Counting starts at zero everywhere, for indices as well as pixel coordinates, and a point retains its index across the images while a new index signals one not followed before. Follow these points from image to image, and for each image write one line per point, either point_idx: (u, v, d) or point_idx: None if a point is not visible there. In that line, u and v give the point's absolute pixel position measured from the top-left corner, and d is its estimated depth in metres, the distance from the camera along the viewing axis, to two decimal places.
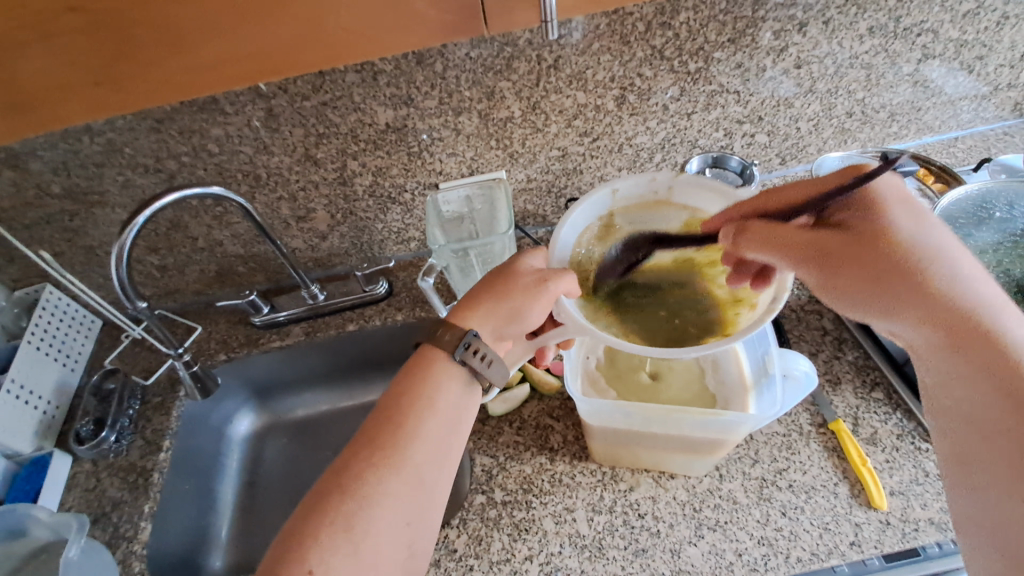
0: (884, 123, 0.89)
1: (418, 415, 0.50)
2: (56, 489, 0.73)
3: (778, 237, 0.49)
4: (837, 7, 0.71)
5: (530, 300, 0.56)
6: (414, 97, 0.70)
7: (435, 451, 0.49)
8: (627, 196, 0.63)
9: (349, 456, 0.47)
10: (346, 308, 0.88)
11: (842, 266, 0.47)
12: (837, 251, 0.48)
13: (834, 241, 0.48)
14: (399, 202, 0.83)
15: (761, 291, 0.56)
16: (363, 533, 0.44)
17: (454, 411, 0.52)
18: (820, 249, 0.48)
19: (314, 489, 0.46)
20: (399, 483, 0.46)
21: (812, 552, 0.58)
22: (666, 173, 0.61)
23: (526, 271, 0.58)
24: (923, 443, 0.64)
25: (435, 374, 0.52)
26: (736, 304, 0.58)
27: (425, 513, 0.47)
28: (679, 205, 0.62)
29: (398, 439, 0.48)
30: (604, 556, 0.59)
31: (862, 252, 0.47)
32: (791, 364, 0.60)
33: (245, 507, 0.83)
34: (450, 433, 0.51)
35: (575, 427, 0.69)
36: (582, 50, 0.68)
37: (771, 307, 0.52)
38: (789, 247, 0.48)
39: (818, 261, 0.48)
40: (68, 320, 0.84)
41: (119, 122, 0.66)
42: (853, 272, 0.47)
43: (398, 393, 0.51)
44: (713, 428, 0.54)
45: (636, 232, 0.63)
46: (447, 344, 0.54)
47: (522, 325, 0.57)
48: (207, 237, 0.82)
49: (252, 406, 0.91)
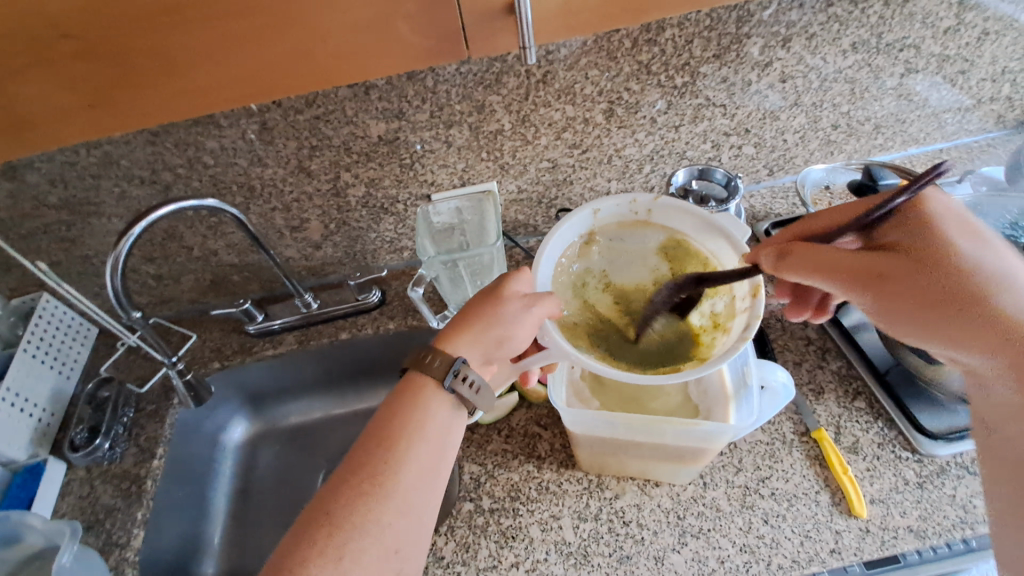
0: (869, 135, 0.92)
1: (408, 441, 0.51)
2: (50, 496, 0.73)
3: (818, 258, 0.52)
4: (820, 23, 0.73)
5: (514, 327, 0.57)
6: (406, 111, 0.71)
7: (424, 477, 0.50)
8: (608, 216, 0.64)
9: (339, 484, 0.48)
10: (338, 316, 0.89)
11: (896, 286, 0.50)
12: (886, 269, 0.50)
13: (880, 258, 0.51)
14: (392, 213, 0.85)
15: (735, 317, 0.58)
16: (352, 562, 0.45)
17: (441, 436, 0.53)
18: (865, 270, 0.51)
19: (302, 519, 0.47)
20: (388, 509, 0.47)
21: (793, 559, 0.58)
22: (646, 195, 0.63)
23: (509, 296, 0.59)
24: (903, 452, 0.65)
25: (424, 401, 0.53)
26: (713, 327, 0.60)
27: (415, 538, 0.49)
28: (658, 226, 0.65)
29: (388, 464, 0.49)
30: (589, 563, 0.60)
31: (888, 270, 0.50)
32: (768, 374, 0.57)
33: (238, 513, 0.84)
34: (439, 458, 0.52)
35: (563, 436, 0.70)
36: (570, 65, 0.70)
37: (743, 334, 0.53)
38: (832, 265, 0.52)
39: (864, 282, 0.51)
40: (64, 328, 0.85)
41: (115, 135, 0.67)
42: (906, 289, 0.49)
43: (388, 418, 0.52)
44: (694, 438, 0.54)
45: (614, 250, 0.66)
46: (436, 371, 0.55)
47: (509, 349, 0.58)
48: (202, 247, 0.84)
49: (245, 413, 0.92)
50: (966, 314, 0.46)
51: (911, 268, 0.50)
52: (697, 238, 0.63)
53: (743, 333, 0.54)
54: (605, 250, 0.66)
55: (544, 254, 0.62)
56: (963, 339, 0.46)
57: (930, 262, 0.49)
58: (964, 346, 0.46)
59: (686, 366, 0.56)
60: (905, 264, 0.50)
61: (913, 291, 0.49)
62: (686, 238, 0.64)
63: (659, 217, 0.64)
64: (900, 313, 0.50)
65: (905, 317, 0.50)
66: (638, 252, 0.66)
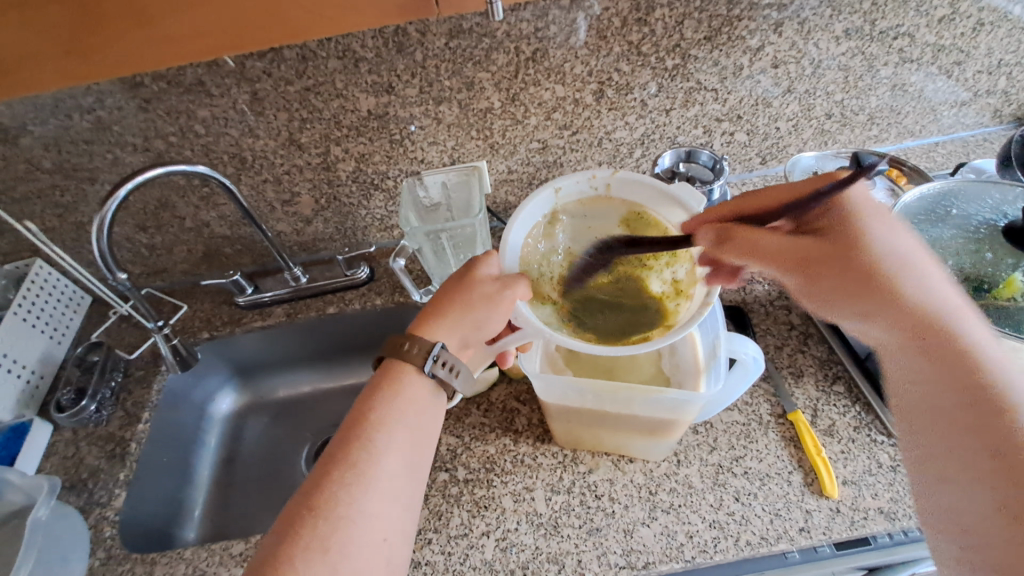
0: (864, 125, 0.91)
1: (387, 431, 0.52)
2: (35, 455, 0.75)
3: (753, 248, 0.54)
4: (812, 8, 0.73)
5: (491, 312, 0.58)
6: (395, 85, 0.72)
7: (405, 464, 0.52)
8: (569, 194, 0.64)
9: (320, 477, 0.48)
10: (327, 291, 0.90)
11: (824, 269, 0.53)
12: (816, 252, 0.53)
13: (809, 242, 0.53)
14: (382, 189, 0.85)
15: (696, 283, 0.59)
16: (341, 553, 0.45)
17: (419, 423, 0.54)
18: (800, 254, 0.53)
19: (286, 515, 0.47)
20: (372, 498, 0.48)
21: (761, 536, 0.59)
22: (604, 170, 0.63)
23: (482, 280, 0.60)
24: (879, 436, 0.65)
25: (402, 390, 0.55)
26: (676, 294, 0.60)
27: (401, 524, 0.50)
28: (619, 202, 0.64)
29: (369, 454, 0.50)
30: (558, 534, 0.60)
31: (816, 253, 0.53)
32: (739, 347, 0.56)
33: (222, 481, 0.85)
34: (417, 445, 0.54)
35: (541, 411, 0.70)
36: (560, 43, 0.71)
37: (705, 300, 0.55)
38: (768, 253, 0.54)
39: (793, 263, 0.53)
40: (57, 294, 0.87)
41: (108, 100, 0.68)
42: (831, 271, 0.52)
43: (366, 410, 0.53)
44: (662, 407, 0.55)
45: (577, 228, 0.65)
46: (416, 357, 0.56)
47: (485, 331, 0.60)
48: (195, 218, 0.85)
49: (234, 385, 0.94)
50: (872, 291, 0.50)
51: (837, 251, 0.52)
52: (657, 208, 0.62)
53: (705, 299, 0.55)
54: (570, 229, 0.65)
55: (508, 240, 0.61)
56: (871, 313, 0.50)
57: (848, 246, 0.52)
58: (874, 318, 0.50)
59: (654, 334, 0.56)
60: (829, 248, 0.53)
61: (836, 272, 0.52)
62: (646, 209, 0.63)
63: (619, 192, 0.63)
64: (819, 290, 0.54)
65: (830, 295, 0.53)
66: (602, 228, 0.65)
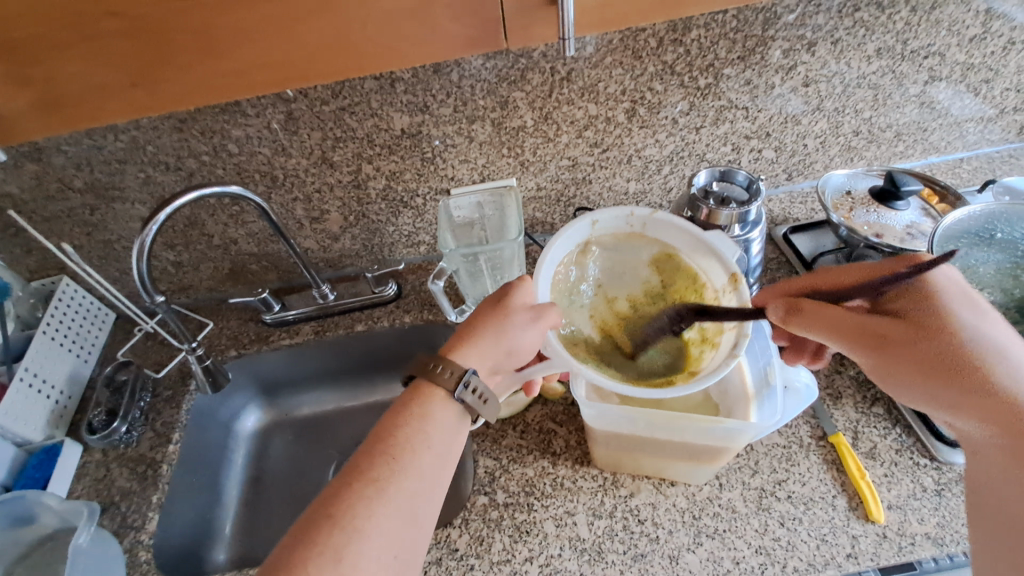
0: (891, 142, 0.91)
1: (412, 448, 0.50)
2: (66, 477, 0.74)
3: (826, 318, 0.52)
4: (846, 28, 0.73)
5: (523, 341, 0.57)
6: (430, 105, 0.72)
7: (426, 484, 0.49)
8: (605, 228, 0.64)
9: (340, 488, 0.47)
10: (354, 308, 0.90)
11: (898, 348, 0.49)
12: (891, 330, 0.50)
13: (886, 320, 0.50)
14: (411, 207, 0.85)
15: (722, 333, 0.57)
16: (351, 566, 0.43)
17: (444, 446, 0.52)
18: (869, 331, 0.50)
19: (302, 523, 0.45)
20: (389, 514, 0.46)
21: (809, 562, 0.58)
22: (643, 208, 0.63)
23: (517, 308, 0.58)
24: (921, 459, 0.64)
25: (428, 411, 0.53)
26: (701, 342, 0.60)
27: (415, 544, 0.47)
28: (653, 240, 0.64)
29: (390, 470, 0.48)
30: (603, 560, 0.60)
31: (894, 331, 0.50)
32: (794, 375, 0.60)
33: (249, 501, 0.84)
34: (440, 467, 0.51)
35: (577, 433, 0.70)
36: (594, 63, 0.71)
37: (733, 351, 0.54)
38: (840, 328, 0.51)
39: (863, 339, 0.50)
40: (83, 312, 0.86)
41: (143, 121, 0.68)
42: (908, 354, 0.49)
43: (392, 426, 0.51)
44: (715, 436, 0.55)
45: (609, 261, 0.65)
46: (445, 381, 0.54)
47: (515, 359, 0.59)
48: (223, 235, 0.84)
49: (259, 403, 0.93)
50: (954, 379, 0.46)
51: (920, 334, 0.49)
52: (688, 255, 0.62)
53: (734, 351, 0.54)
54: (602, 261, 0.65)
55: (542, 263, 0.61)
56: (954, 403, 0.46)
57: (934, 328, 0.48)
58: (959, 410, 0.46)
59: (679, 379, 0.56)
60: (909, 328, 0.49)
61: (911, 355, 0.49)
62: (678, 253, 0.63)
63: (654, 232, 0.63)
64: (894, 371, 0.50)
65: (903, 379, 0.50)
66: (632, 264, 0.65)
